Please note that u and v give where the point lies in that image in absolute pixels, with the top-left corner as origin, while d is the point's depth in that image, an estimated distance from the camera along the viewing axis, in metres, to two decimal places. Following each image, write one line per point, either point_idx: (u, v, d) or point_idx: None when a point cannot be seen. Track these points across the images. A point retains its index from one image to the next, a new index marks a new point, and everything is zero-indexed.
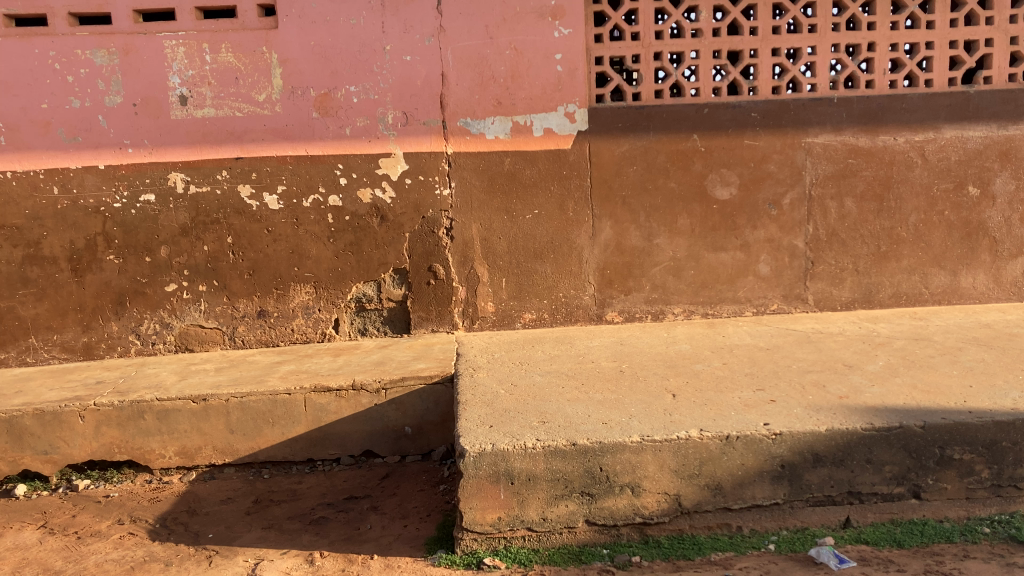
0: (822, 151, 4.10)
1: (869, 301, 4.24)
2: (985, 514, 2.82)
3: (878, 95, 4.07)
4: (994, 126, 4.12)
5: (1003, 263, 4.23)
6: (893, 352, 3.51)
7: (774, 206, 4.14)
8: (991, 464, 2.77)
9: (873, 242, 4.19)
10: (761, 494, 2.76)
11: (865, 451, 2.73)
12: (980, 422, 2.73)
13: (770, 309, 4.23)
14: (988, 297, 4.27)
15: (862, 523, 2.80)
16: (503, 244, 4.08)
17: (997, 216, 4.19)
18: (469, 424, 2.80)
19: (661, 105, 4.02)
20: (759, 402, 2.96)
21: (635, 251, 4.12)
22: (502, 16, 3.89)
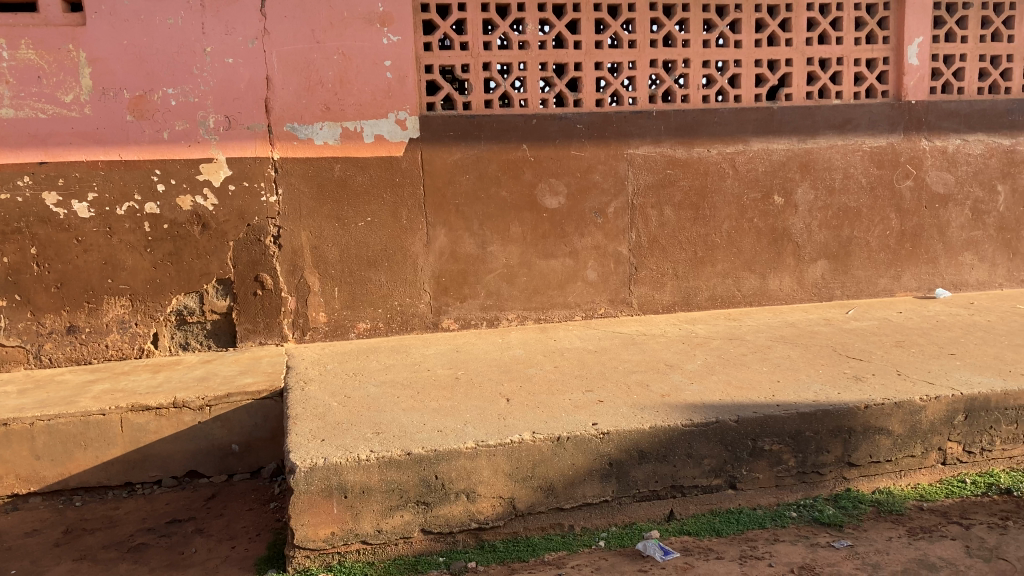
0: (643, 161, 4.29)
1: (689, 304, 4.48)
2: (793, 499, 3.04)
3: (693, 109, 4.31)
4: (795, 139, 4.45)
5: (805, 266, 4.57)
6: (710, 352, 3.71)
7: (600, 214, 4.29)
8: (796, 452, 2.99)
9: (691, 248, 4.41)
10: (591, 493, 2.84)
11: (686, 445, 2.88)
12: (787, 414, 2.94)
13: (598, 313, 4.38)
14: (792, 298, 4.60)
15: (684, 515, 2.95)
16: (334, 253, 4.00)
17: (800, 223, 4.52)
18: (300, 438, 2.72)
19: (490, 114, 4.08)
20: (588, 403, 3.06)
21: (469, 258, 4.16)
22: (329, 21, 3.83)
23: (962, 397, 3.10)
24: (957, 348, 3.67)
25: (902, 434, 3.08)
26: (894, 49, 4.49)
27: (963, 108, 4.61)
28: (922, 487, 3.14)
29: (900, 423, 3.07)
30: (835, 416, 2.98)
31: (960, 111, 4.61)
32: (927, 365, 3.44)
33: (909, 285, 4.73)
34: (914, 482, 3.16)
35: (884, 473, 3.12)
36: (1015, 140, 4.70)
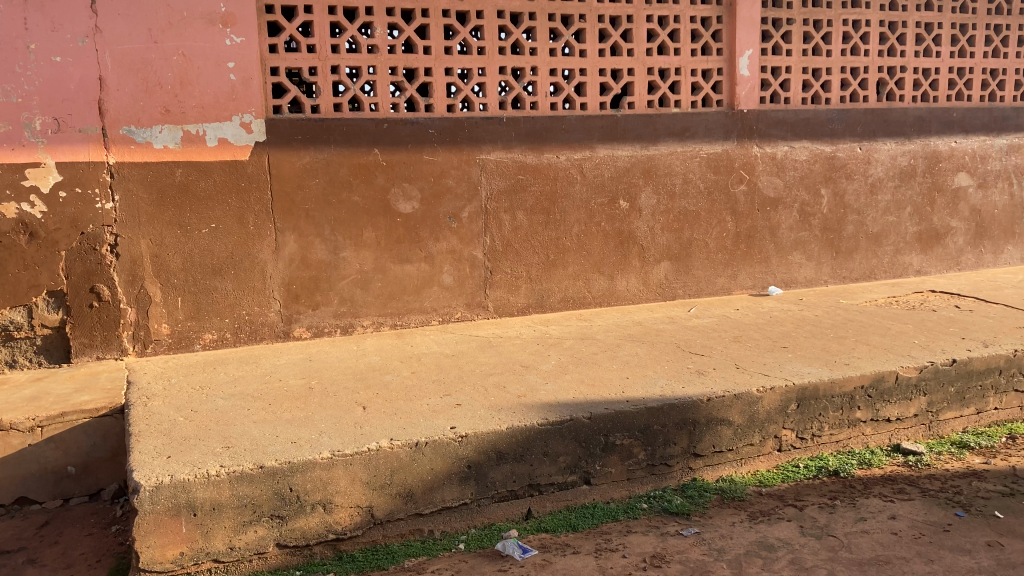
0: (495, 167, 4.34)
1: (542, 306, 4.57)
2: (644, 491, 3.16)
3: (542, 116, 4.41)
4: (639, 146, 4.63)
5: (650, 267, 4.76)
6: (563, 352, 3.81)
7: (454, 218, 4.31)
8: (646, 446, 3.12)
9: (543, 252, 4.51)
10: (450, 496, 2.85)
11: (542, 444, 2.94)
12: (636, 409, 3.06)
13: (454, 317, 4.40)
14: (639, 298, 4.79)
15: (541, 513, 3.01)
16: (178, 262, 3.84)
17: (645, 226, 4.70)
18: (144, 456, 2.59)
19: (340, 119, 4.02)
20: (446, 407, 3.07)
21: (321, 265, 4.08)
22: (168, 20, 3.67)
23: (794, 387, 3.33)
24: (788, 341, 3.93)
25: (742, 424, 3.27)
26: (727, 61, 4.76)
27: (789, 117, 4.93)
28: (761, 473, 3.34)
29: (739, 413, 3.25)
30: (680, 409, 3.13)
31: (787, 120, 4.93)
32: (763, 358, 3.66)
33: (745, 283, 5.01)
34: (754, 468, 3.35)
35: (727, 462, 3.30)
36: (835, 147, 5.07)
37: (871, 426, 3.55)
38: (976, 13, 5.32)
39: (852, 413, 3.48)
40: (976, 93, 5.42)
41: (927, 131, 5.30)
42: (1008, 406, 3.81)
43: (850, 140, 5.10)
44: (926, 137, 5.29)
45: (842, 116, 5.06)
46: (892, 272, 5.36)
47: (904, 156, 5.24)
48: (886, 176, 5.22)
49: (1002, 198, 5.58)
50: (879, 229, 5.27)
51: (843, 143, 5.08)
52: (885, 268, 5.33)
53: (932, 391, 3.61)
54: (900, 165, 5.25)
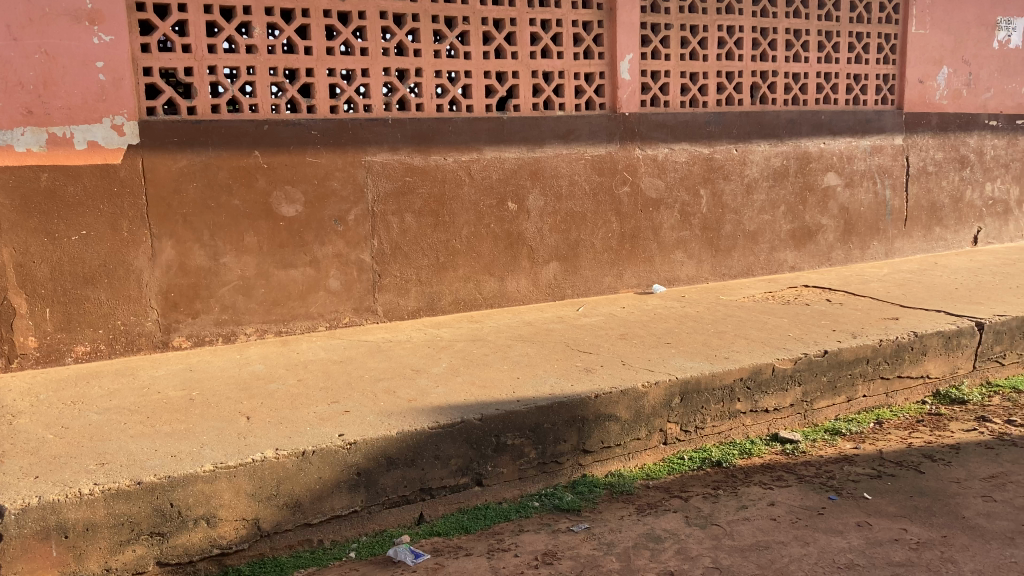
0: (381, 169, 4.29)
1: (432, 309, 4.55)
2: (535, 490, 3.18)
3: (428, 118, 4.39)
4: (525, 148, 4.67)
5: (539, 268, 4.81)
6: (454, 354, 3.80)
7: (339, 221, 4.24)
8: (536, 444, 3.14)
9: (432, 254, 4.49)
10: (339, 505, 2.80)
11: (432, 448, 2.93)
12: (526, 409, 3.08)
13: (342, 322, 4.34)
14: (528, 299, 4.83)
15: (433, 516, 2.99)
16: (45, 271, 3.63)
17: (532, 227, 4.75)
18: (9, 478, 2.44)
19: (219, 120, 3.90)
20: (334, 414, 3.02)
21: (201, 271, 3.95)
22: (28, 17, 3.46)
23: (677, 381, 3.42)
24: (671, 337, 4.04)
25: (629, 420, 3.35)
26: (608, 64, 4.86)
27: (668, 120, 5.07)
28: (648, 467, 3.42)
29: (626, 409, 3.33)
30: (569, 407, 3.18)
31: (668, 122, 5.07)
32: (647, 354, 3.76)
33: (631, 282, 5.13)
34: (641, 462, 3.43)
35: (615, 457, 3.36)
36: (713, 149, 5.24)
37: (751, 416, 3.69)
38: (840, 21, 5.61)
39: (733, 405, 3.61)
40: (841, 97, 5.71)
41: (798, 133, 5.55)
42: (876, 393, 4.02)
43: (726, 142, 5.29)
44: (797, 139, 5.54)
45: (718, 118, 5.24)
46: (768, 268, 5.58)
47: (777, 157, 5.47)
48: (761, 176, 5.44)
49: (867, 197, 5.90)
50: (756, 227, 5.48)
51: (720, 145, 5.26)
52: (762, 264, 5.56)
53: (806, 381, 3.78)
54: (773, 166, 5.48)
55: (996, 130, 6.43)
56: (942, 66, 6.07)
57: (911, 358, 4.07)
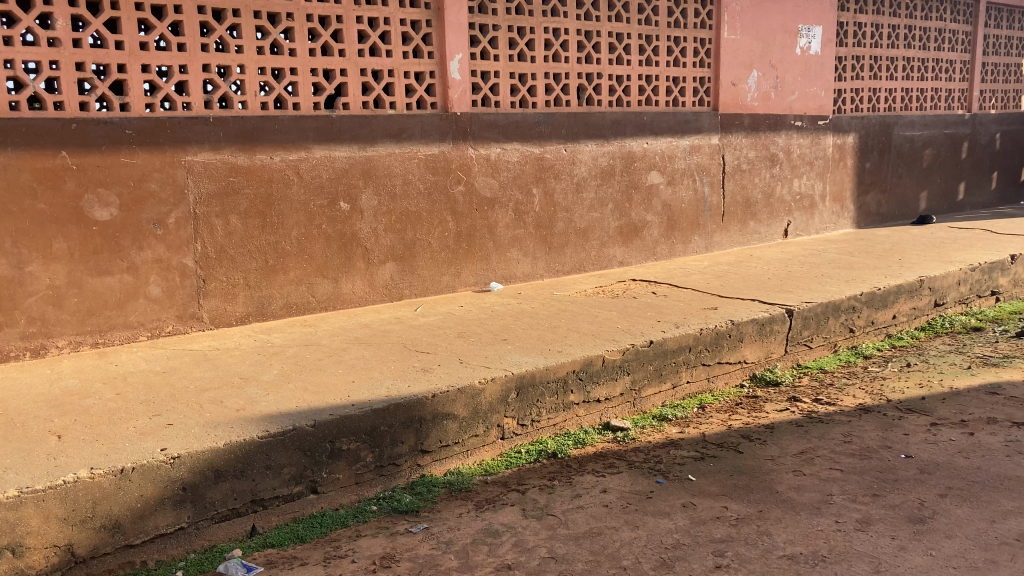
0: (203, 169, 4.11)
1: (263, 314, 4.41)
2: (373, 493, 3.14)
3: (252, 116, 4.23)
4: (356, 147, 4.60)
5: (374, 268, 4.75)
6: (286, 360, 3.69)
7: (159, 225, 4.02)
8: (373, 448, 3.11)
9: (260, 257, 4.34)
10: (164, 523, 2.65)
11: (263, 458, 2.83)
12: (360, 412, 3.04)
13: (165, 331, 4.12)
14: (364, 300, 4.76)
15: (267, 528, 2.89)
16: None
17: (366, 227, 4.68)
18: None
19: (18, 118, 3.60)
20: (155, 428, 2.86)
21: (3, 281, 3.64)
22: None
23: (512, 376, 3.48)
24: (507, 334, 4.09)
25: (466, 417, 3.37)
26: (438, 64, 4.86)
27: (500, 120, 5.13)
28: (485, 463, 3.45)
29: (463, 407, 3.34)
30: (405, 408, 3.16)
31: (499, 122, 5.13)
32: (483, 351, 3.79)
33: (468, 280, 5.16)
34: (479, 459, 3.46)
35: (453, 455, 3.37)
36: (543, 149, 5.35)
37: (584, 408, 3.79)
38: (659, 25, 5.86)
39: (566, 397, 3.70)
40: (662, 99, 5.97)
41: (623, 133, 5.75)
42: (698, 379, 4.24)
43: (556, 141, 5.41)
44: (622, 139, 5.75)
45: (547, 119, 5.35)
46: (599, 264, 5.77)
47: (604, 156, 5.66)
48: (589, 175, 5.61)
49: (688, 194, 6.21)
50: (586, 225, 5.65)
51: (550, 144, 5.38)
52: (593, 260, 5.74)
53: (634, 371, 3.93)
54: (601, 165, 5.66)
55: (800, 130, 6.93)
56: (752, 70, 6.47)
57: (730, 345, 4.31)
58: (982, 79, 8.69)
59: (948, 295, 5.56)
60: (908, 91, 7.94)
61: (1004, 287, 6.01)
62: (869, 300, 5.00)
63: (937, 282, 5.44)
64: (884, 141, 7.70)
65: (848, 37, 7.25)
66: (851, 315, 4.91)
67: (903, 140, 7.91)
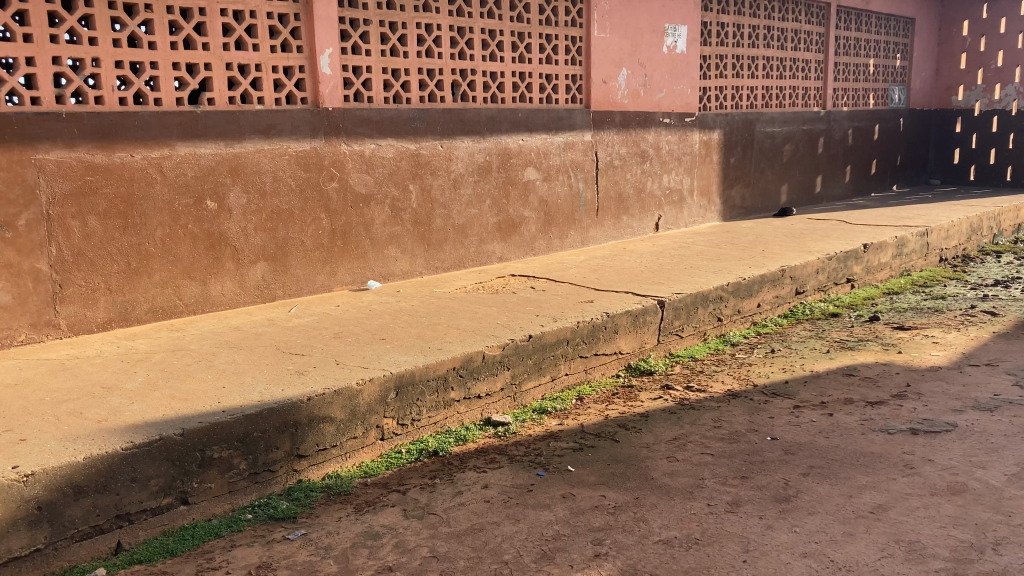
0: (56, 168, 3.87)
1: (126, 319, 4.20)
2: (247, 502, 3.03)
3: (109, 111, 4.02)
4: (222, 144, 4.43)
5: (245, 269, 4.60)
6: (151, 367, 3.53)
7: (7, 227, 3.76)
8: (246, 455, 3.01)
9: (122, 260, 4.14)
10: (18, 545, 2.49)
11: (128, 470, 2.70)
12: (232, 419, 2.94)
13: (18, 341, 3.86)
14: (235, 302, 4.61)
15: (133, 544, 2.74)
16: None
17: (235, 226, 4.53)
18: None
19: None
20: (7, 444, 2.68)
21: None
22: None
23: (391, 376, 3.44)
24: (385, 332, 4.04)
25: (344, 419, 3.31)
26: (307, 58, 4.75)
27: (373, 115, 5.06)
28: (365, 465, 3.40)
29: (340, 409, 3.28)
30: (279, 413, 3.07)
31: (372, 118, 5.06)
32: (360, 351, 3.73)
33: (344, 279, 5.07)
34: (358, 461, 3.40)
35: (331, 458, 3.30)
36: (418, 145, 5.31)
37: (464, 404, 3.79)
38: (531, 23, 5.92)
39: (447, 394, 3.69)
40: (536, 96, 6.03)
41: (498, 129, 5.78)
42: (576, 371, 4.31)
43: (431, 137, 5.38)
44: (497, 135, 5.77)
45: (422, 115, 5.32)
46: (478, 260, 5.78)
47: (480, 153, 5.66)
48: (466, 171, 5.60)
49: (563, 190, 6.30)
50: (464, 221, 5.65)
51: (425, 140, 5.34)
52: (471, 256, 5.74)
53: (513, 366, 3.95)
54: (478, 161, 5.67)
55: (669, 127, 7.14)
56: (622, 68, 6.62)
57: (605, 337, 4.40)
58: (835, 78, 9.19)
59: (808, 283, 5.86)
60: (768, 89, 8.31)
61: (858, 275, 6.38)
62: (735, 290, 5.20)
63: (797, 271, 5.72)
64: (747, 137, 8.03)
65: (712, 36, 7.53)
66: (719, 305, 5.10)
67: (765, 136, 8.27)
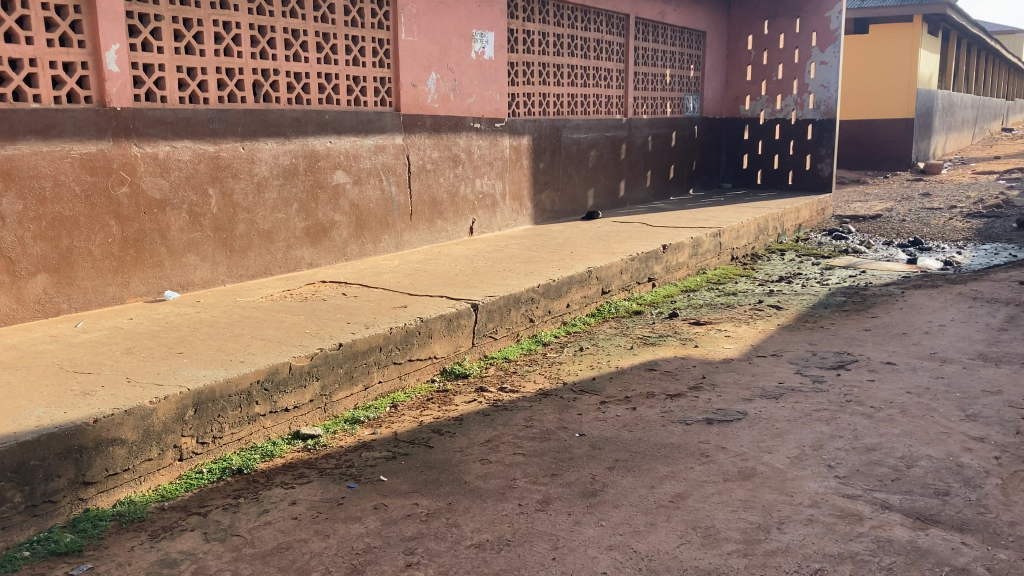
0: None
1: None
2: (23, 538, 2.75)
3: None
4: None
5: (22, 282, 4.20)
6: None
7: None
8: (22, 486, 2.74)
9: None
10: None
11: None
12: (4, 448, 2.67)
13: None
14: (12, 318, 4.20)
15: None
16: None
17: (10, 235, 4.13)
18: None
19: None
20: None
21: None
22: None
23: (189, 393, 3.24)
24: (184, 346, 3.82)
25: (136, 441, 3.08)
26: (90, 54, 4.40)
27: (167, 115, 4.76)
28: (162, 488, 3.18)
29: (132, 430, 3.05)
30: (60, 438, 2.82)
31: (166, 119, 4.76)
32: (154, 367, 3.49)
33: (138, 290, 4.74)
34: (153, 484, 3.18)
35: (123, 483, 3.06)
36: (218, 147, 5.06)
37: (271, 418, 3.64)
38: (336, 23, 5.79)
39: (251, 409, 3.52)
40: (343, 98, 5.90)
41: (304, 132, 5.61)
42: (388, 378, 4.24)
43: (232, 140, 5.14)
44: (303, 138, 5.60)
45: (221, 116, 5.07)
46: (286, 266, 5.59)
47: (285, 156, 5.48)
48: (270, 174, 5.40)
49: (375, 193, 6.21)
50: (269, 227, 5.44)
51: (225, 143, 5.10)
52: (279, 263, 5.54)
53: (323, 376, 3.84)
54: (283, 164, 5.48)
55: (479, 131, 7.21)
56: (430, 72, 6.61)
57: (418, 342, 4.36)
58: (635, 87, 9.64)
59: (613, 283, 6.09)
60: (574, 96, 8.58)
61: (658, 274, 6.70)
62: (545, 291, 5.31)
63: (603, 272, 5.93)
64: (554, 143, 8.25)
65: (518, 43, 7.68)
66: (530, 306, 5.19)
67: (572, 142, 8.54)
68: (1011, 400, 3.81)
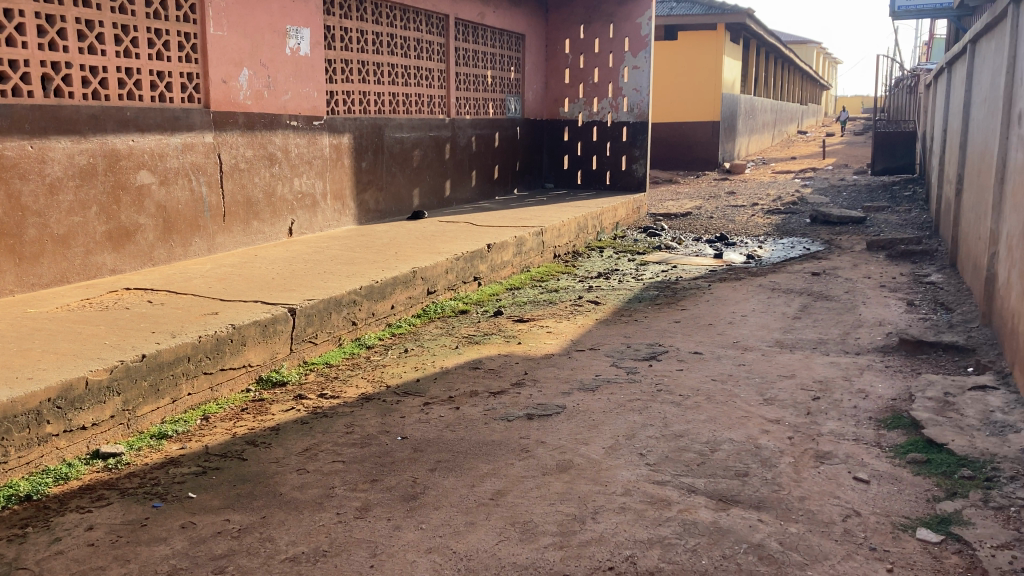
0: None
1: None
2: None
3: None
4: None
5: None
6: None
7: None
8: None
9: None
10: None
11: None
12: None
13: None
14: None
15: None
16: None
17: None
18: None
19: None
20: None
21: None
22: None
23: None
24: None
25: None
26: None
27: None
28: None
29: None
30: None
31: None
32: None
33: None
34: None
35: None
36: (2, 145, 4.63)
37: (65, 438, 3.36)
38: (136, 15, 5.45)
39: (41, 429, 3.24)
40: (146, 94, 5.56)
41: (103, 129, 5.24)
42: (198, 390, 4.02)
43: (18, 137, 4.72)
44: (102, 136, 5.23)
45: (5, 111, 4.64)
46: (84, 273, 5.20)
47: (81, 155, 5.09)
48: (65, 175, 5.00)
49: (183, 194, 5.89)
50: (64, 231, 5.04)
51: (10, 141, 4.67)
52: (77, 270, 5.15)
53: (124, 390, 3.59)
54: (79, 164, 5.09)
55: (297, 130, 7.00)
56: (242, 68, 6.35)
57: (231, 349, 4.16)
58: (456, 88, 9.68)
59: (438, 283, 6.07)
60: (395, 95, 8.50)
61: (484, 273, 6.75)
62: (368, 293, 5.22)
63: (427, 272, 5.90)
64: (377, 142, 8.14)
65: (335, 40, 7.52)
66: (352, 308, 5.08)
67: (395, 141, 8.46)
68: (804, 384, 4.09)
